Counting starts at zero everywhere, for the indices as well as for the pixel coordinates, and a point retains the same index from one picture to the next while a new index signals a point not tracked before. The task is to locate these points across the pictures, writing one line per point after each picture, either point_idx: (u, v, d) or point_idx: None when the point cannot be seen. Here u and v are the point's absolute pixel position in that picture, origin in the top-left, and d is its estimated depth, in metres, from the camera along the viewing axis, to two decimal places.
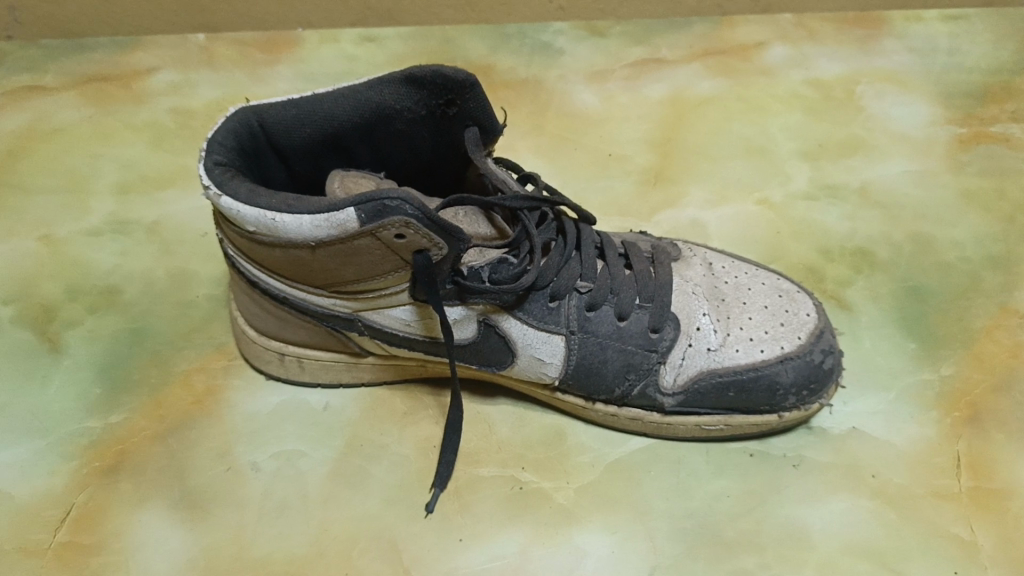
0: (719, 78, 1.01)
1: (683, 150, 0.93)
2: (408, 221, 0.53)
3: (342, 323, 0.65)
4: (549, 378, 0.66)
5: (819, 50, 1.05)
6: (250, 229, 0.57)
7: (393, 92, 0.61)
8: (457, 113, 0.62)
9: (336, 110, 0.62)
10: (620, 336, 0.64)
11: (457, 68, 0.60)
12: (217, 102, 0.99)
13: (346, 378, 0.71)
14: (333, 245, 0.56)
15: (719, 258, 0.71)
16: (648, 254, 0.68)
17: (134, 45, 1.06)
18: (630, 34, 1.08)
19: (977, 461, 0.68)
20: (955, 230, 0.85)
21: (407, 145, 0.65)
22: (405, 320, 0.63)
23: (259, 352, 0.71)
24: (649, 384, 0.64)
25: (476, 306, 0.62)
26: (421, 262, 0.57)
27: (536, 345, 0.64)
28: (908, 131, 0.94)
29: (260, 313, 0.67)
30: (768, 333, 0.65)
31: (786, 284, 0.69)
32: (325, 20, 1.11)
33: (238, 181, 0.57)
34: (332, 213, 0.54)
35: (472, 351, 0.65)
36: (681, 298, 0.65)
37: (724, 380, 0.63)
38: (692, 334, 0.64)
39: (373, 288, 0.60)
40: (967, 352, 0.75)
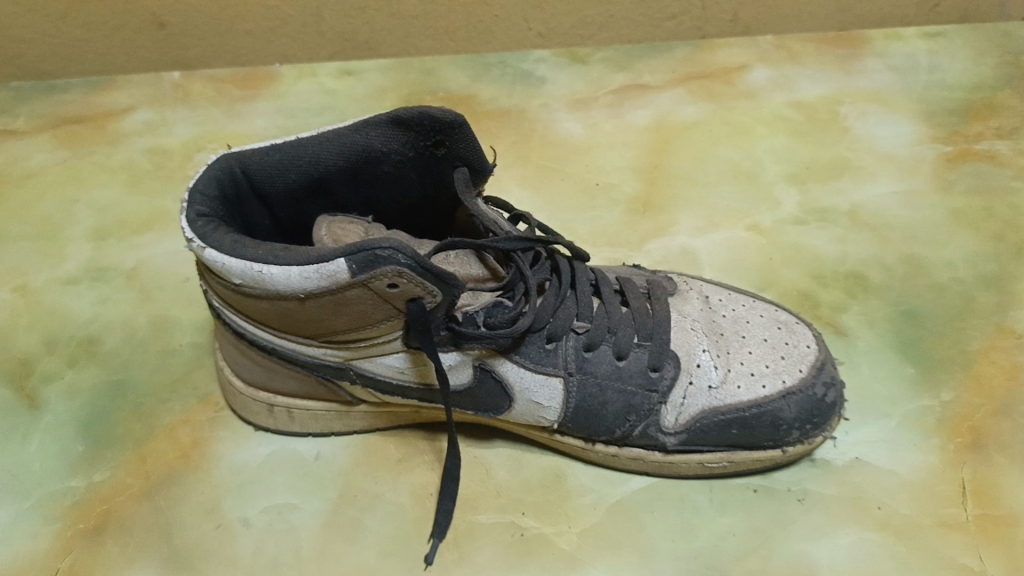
0: (703, 103, 1.00)
1: (671, 177, 0.92)
2: (401, 270, 0.52)
3: (334, 372, 0.63)
4: (548, 421, 0.64)
5: (801, 71, 1.04)
6: (236, 281, 0.55)
7: (379, 135, 0.60)
8: (446, 154, 0.61)
9: (321, 154, 0.60)
10: (619, 376, 0.62)
11: (445, 108, 0.58)
12: (194, 141, 0.97)
13: (337, 427, 0.69)
14: (324, 296, 0.54)
15: (715, 290, 0.70)
16: (644, 290, 0.66)
17: (107, 84, 1.04)
18: (611, 60, 1.07)
19: (982, 487, 0.67)
20: (947, 250, 0.84)
21: (395, 187, 0.63)
22: (399, 367, 0.61)
23: (247, 403, 0.69)
24: (650, 424, 0.63)
25: (472, 351, 0.60)
26: (415, 309, 0.55)
27: (534, 388, 0.62)
28: (894, 151, 0.94)
29: (247, 363, 0.65)
30: (769, 367, 0.64)
31: (784, 316, 0.68)
32: (302, 53, 1.10)
33: (223, 233, 0.55)
34: (322, 264, 0.52)
35: (468, 397, 0.63)
36: (680, 334, 0.64)
37: (727, 417, 0.62)
38: (693, 371, 0.63)
39: (365, 337, 0.58)
40: (966, 375, 0.74)
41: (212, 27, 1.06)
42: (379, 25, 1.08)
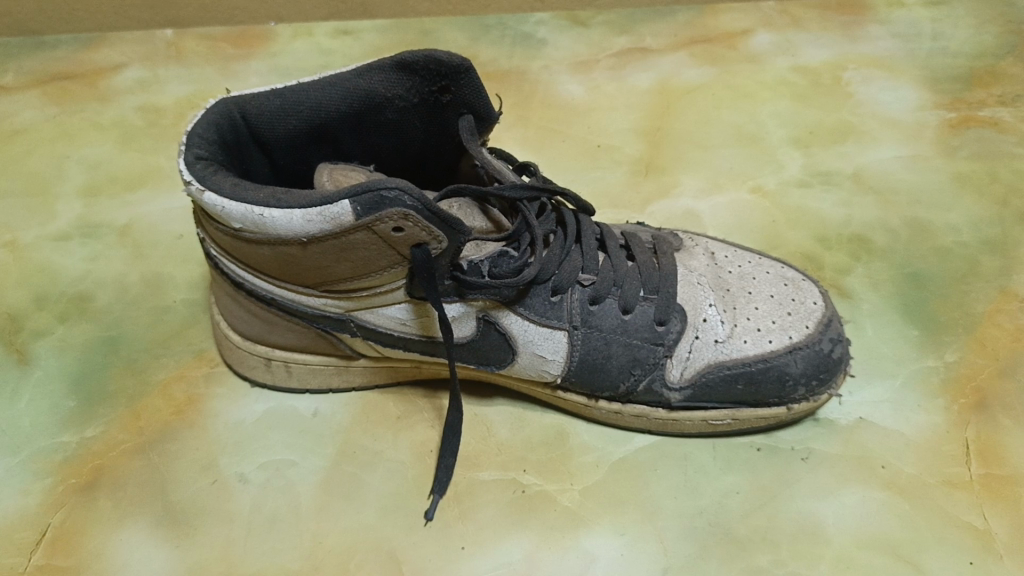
0: (705, 67, 0.99)
1: (673, 139, 0.91)
2: (407, 213, 0.51)
3: (334, 324, 0.61)
4: (552, 376, 0.63)
5: (804, 37, 1.03)
6: (235, 226, 0.54)
7: (383, 79, 0.58)
8: (451, 100, 0.60)
9: (323, 99, 0.58)
10: (625, 330, 0.61)
11: (452, 52, 0.57)
12: (188, 99, 0.95)
13: (336, 383, 0.68)
14: (326, 240, 0.53)
15: (721, 247, 0.69)
16: (649, 245, 0.65)
17: (98, 42, 1.02)
18: (613, 23, 1.06)
19: (987, 448, 0.66)
20: (950, 214, 0.83)
21: (398, 135, 0.62)
22: (401, 318, 0.60)
23: (243, 357, 0.67)
24: (655, 378, 0.62)
25: (476, 302, 0.59)
26: (419, 256, 0.54)
27: (538, 341, 0.61)
28: (897, 116, 0.93)
29: (244, 316, 0.64)
30: (776, 322, 0.63)
31: (791, 273, 0.68)
32: (297, 13, 1.08)
33: (222, 176, 0.54)
34: (325, 206, 0.51)
35: (471, 350, 0.62)
36: (687, 289, 0.63)
37: (734, 372, 0.61)
38: (699, 326, 0.62)
39: (367, 286, 0.57)
40: (971, 338, 0.74)
41: None
42: None
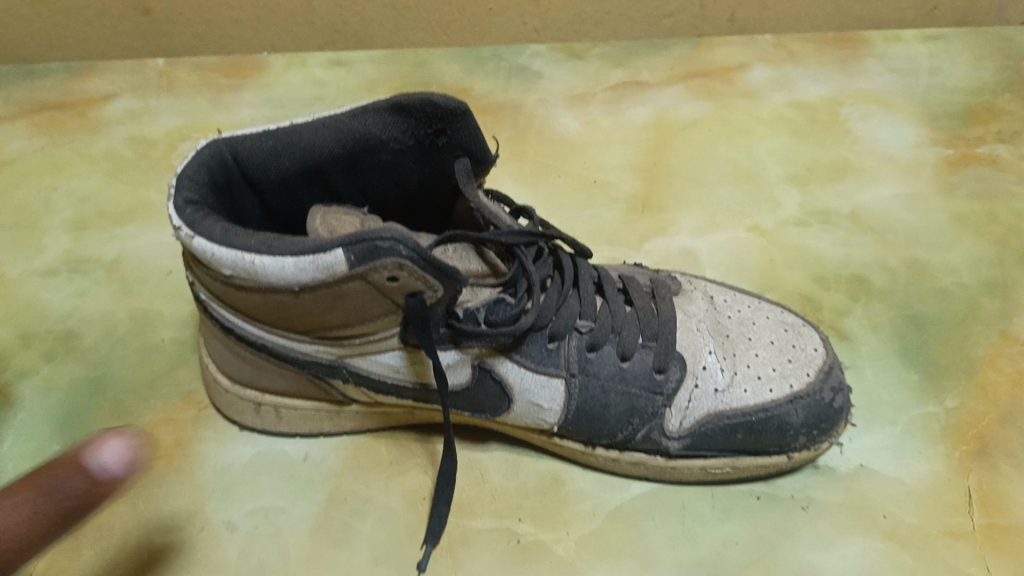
0: (702, 101, 0.98)
1: (670, 176, 0.90)
2: (402, 262, 0.49)
3: (326, 370, 0.60)
4: (548, 424, 0.62)
5: (802, 71, 1.03)
6: (225, 272, 0.52)
7: (378, 121, 0.57)
8: (448, 143, 0.58)
9: (317, 141, 0.57)
10: (623, 378, 0.60)
11: (448, 95, 0.56)
12: (179, 130, 0.93)
13: (327, 427, 0.67)
14: (319, 289, 0.51)
15: (720, 291, 0.68)
16: (648, 289, 0.64)
17: (89, 71, 1.01)
18: (609, 56, 1.05)
19: (988, 496, 0.65)
20: (949, 255, 0.83)
21: (393, 177, 0.61)
22: (394, 365, 0.58)
23: (232, 401, 0.66)
24: (653, 427, 0.60)
25: (471, 349, 0.58)
26: (414, 305, 0.52)
27: (535, 389, 0.60)
28: (895, 153, 0.92)
29: (234, 360, 0.62)
30: (776, 370, 0.62)
31: (791, 318, 0.67)
32: (290, 42, 1.07)
33: (212, 221, 0.52)
34: (318, 254, 0.49)
35: (466, 397, 0.61)
36: (686, 335, 0.62)
37: (733, 422, 0.60)
38: (699, 374, 0.60)
39: (360, 333, 0.56)
40: (971, 383, 0.73)
41: (198, 14, 1.02)
42: (370, 16, 1.05)
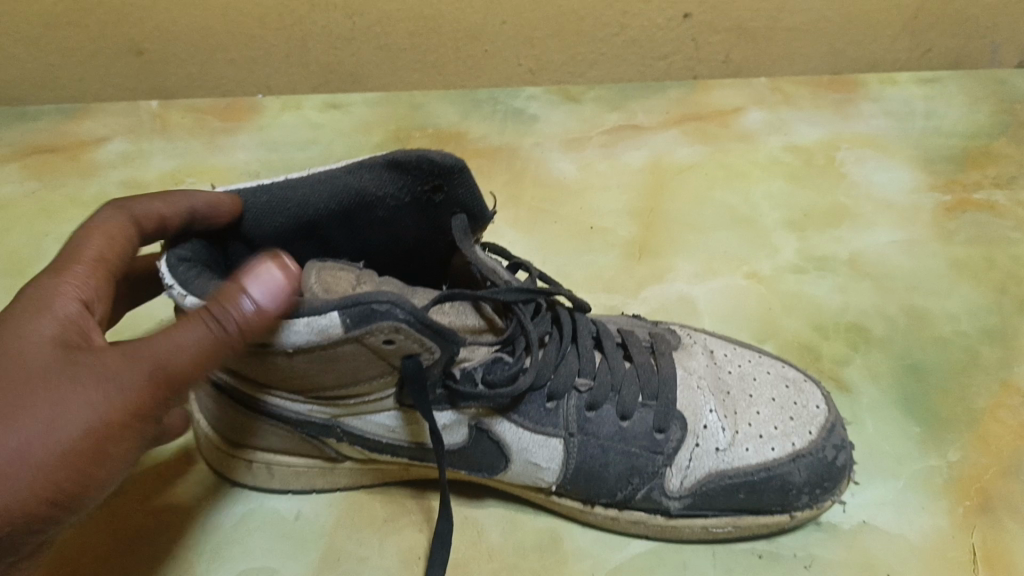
0: (698, 145, 0.98)
1: (667, 221, 0.89)
2: (398, 325, 0.49)
3: (320, 429, 0.59)
4: (546, 482, 0.61)
5: (797, 114, 1.03)
6: None
7: (375, 178, 0.56)
8: (444, 200, 0.58)
9: (311, 197, 0.56)
10: (622, 437, 0.59)
11: (445, 152, 0.55)
12: (171, 174, 0.93)
13: (319, 484, 0.65)
14: (312, 351, 0.50)
15: (721, 345, 0.67)
16: (647, 344, 0.64)
17: (82, 113, 1.00)
18: (605, 99, 1.05)
19: (993, 553, 0.63)
20: (948, 302, 0.82)
21: (390, 232, 0.60)
22: (389, 426, 0.58)
23: (223, 458, 0.64)
24: (654, 487, 0.59)
25: (468, 410, 0.57)
26: (410, 366, 0.52)
27: (533, 448, 0.59)
28: (892, 198, 0.92)
29: (225, 416, 0.61)
30: (778, 428, 0.60)
31: (792, 373, 0.66)
32: (285, 84, 1.06)
33: (205, 279, 0.51)
34: (313, 317, 0.48)
35: (462, 456, 0.60)
36: (686, 393, 0.61)
37: (735, 481, 0.58)
38: (699, 433, 0.59)
39: (354, 393, 0.55)
40: (973, 435, 0.71)
41: (193, 55, 1.02)
42: (365, 58, 1.05)
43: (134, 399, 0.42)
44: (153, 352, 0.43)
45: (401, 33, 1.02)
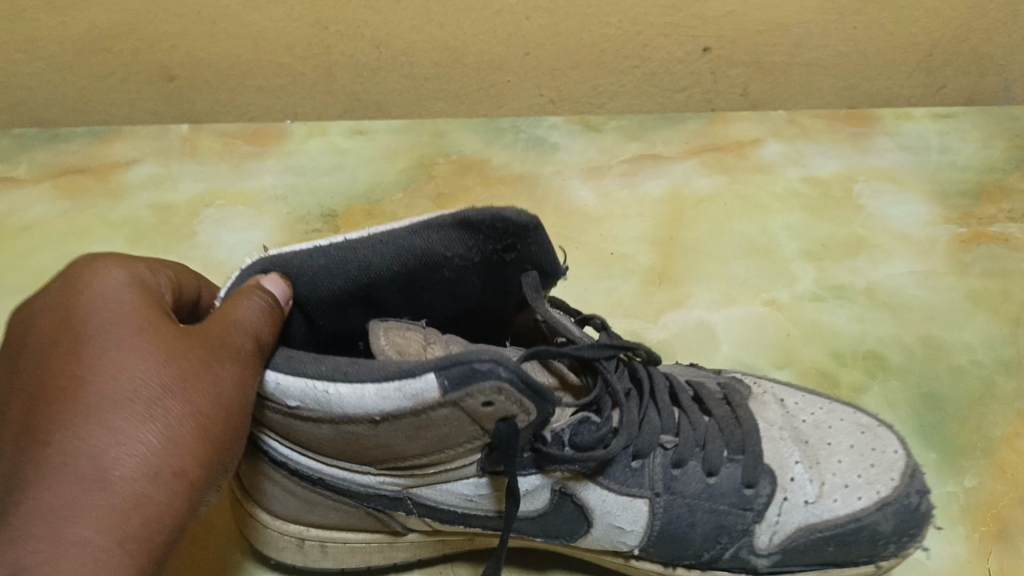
0: (716, 175, 1.00)
1: (685, 249, 0.91)
2: (501, 385, 0.47)
3: (388, 503, 0.57)
4: (627, 546, 0.59)
5: (814, 146, 1.04)
6: (290, 403, 0.50)
7: (442, 238, 0.55)
8: (516, 257, 0.57)
9: (373, 258, 0.55)
10: (710, 494, 0.57)
11: (520, 210, 0.54)
12: (200, 197, 0.95)
13: (376, 560, 0.63)
14: (401, 418, 0.49)
15: (789, 393, 0.66)
16: (720, 396, 0.62)
17: (113, 136, 1.02)
18: (625, 129, 1.07)
19: None
20: (964, 332, 0.83)
21: (453, 291, 0.59)
22: (468, 494, 0.56)
23: (270, 538, 0.60)
24: (742, 545, 0.57)
25: (554, 473, 0.55)
26: (504, 430, 0.50)
27: (616, 511, 0.57)
28: (908, 231, 0.93)
29: (280, 495, 0.58)
30: (861, 476, 0.58)
31: (865, 419, 0.63)
32: (312, 110, 1.08)
33: (278, 353, 0.51)
34: (405, 380, 0.47)
35: (541, 522, 0.58)
36: (770, 445, 0.59)
37: (825, 535, 0.56)
38: (787, 486, 0.57)
39: (436, 461, 0.53)
40: (990, 464, 0.72)
41: (222, 81, 1.04)
42: (390, 87, 1.07)
43: (252, 387, 0.49)
44: (255, 342, 0.49)
45: (426, 63, 1.04)
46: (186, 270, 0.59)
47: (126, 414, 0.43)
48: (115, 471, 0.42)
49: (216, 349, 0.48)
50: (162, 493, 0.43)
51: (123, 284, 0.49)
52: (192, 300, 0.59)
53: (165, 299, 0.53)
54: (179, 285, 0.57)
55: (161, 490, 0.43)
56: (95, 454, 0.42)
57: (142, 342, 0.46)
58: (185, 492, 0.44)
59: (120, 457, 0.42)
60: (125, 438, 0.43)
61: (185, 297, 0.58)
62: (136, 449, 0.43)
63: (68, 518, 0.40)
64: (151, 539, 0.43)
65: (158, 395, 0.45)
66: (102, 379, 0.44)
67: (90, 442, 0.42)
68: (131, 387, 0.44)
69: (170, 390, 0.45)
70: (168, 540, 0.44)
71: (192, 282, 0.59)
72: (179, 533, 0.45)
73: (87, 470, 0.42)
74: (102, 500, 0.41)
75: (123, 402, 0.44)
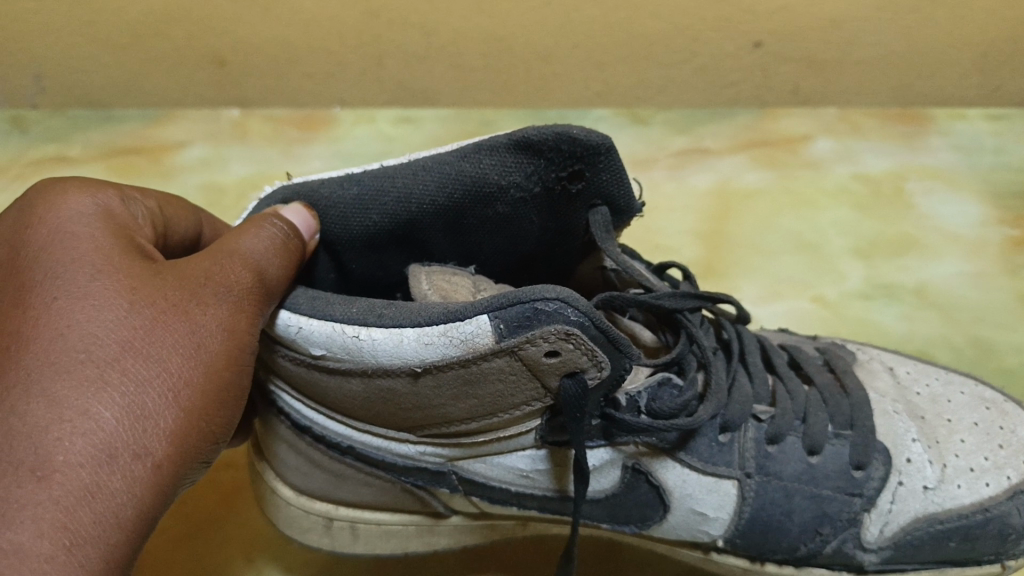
0: (764, 170, 0.99)
1: (733, 244, 0.90)
2: (568, 329, 0.43)
3: (430, 478, 0.53)
4: (709, 537, 0.55)
5: (863, 144, 1.03)
6: (315, 352, 0.47)
7: (496, 163, 0.52)
8: (583, 189, 0.54)
9: (413, 188, 0.53)
10: (812, 476, 0.53)
11: (589, 130, 0.51)
12: (249, 179, 0.95)
13: (413, 546, 0.59)
14: (451, 369, 0.44)
15: (900, 361, 0.64)
16: (822, 362, 0.61)
17: (165, 119, 1.04)
18: (673, 123, 1.06)
19: None
20: (1016, 335, 0.81)
21: (510, 230, 0.56)
22: (521, 469, 0.52)
23: (295, 518, 0.57)
24: (847, 538, 0.54)
25: (626, 447, 0.52)
26: (571, 389, 0.45)
27: (700, 494, 0.53)
28: (959, 231, 0.92)
29: (303, 469, 0.55)
30: (989, 459, 0.55)
31: (990, 392, 0.61)
32: (360, 97, 1.09)
33: (301, 295, 0.49)
34: (452, 323, 0.43)
35: (609, 506, 0.54)
36: (883, 420, 0.56)
37: (947, 527, 0.53)
38: (903, 470, 0.54)
39: (486, 427, 0.48)
40: None
41: (273, 68, 1.05)
42: (438, 77, 1.07)
43: (246, 335, 0.46)
44: (241, 291, 0.46)
45: (475, 53, 1.05)
46: (178, 202, 0.57)
47: (74, 389, 0.40)
48: (58, 457, 0.39)
49: (186, 307, 0.44)
50: (118, 478, 0.40)
51: (87, 219, 0.46)
52: (183, 236, 0.57)
53: (142, 228, 0.50)
54: (164, 220, 0.54)
55: (116, 476, 0.40)
56: (37, 436, 0.39)
57: (96, 304, 0.42)
58: (150, 474, 0.41)
59: (65, 439, 0.39)
60: (70, 417, 0.39)
61: (174, 236, 0.55)
62: (84, 428, 0.39)
63: (6, 512, 0.37)
64: (107, 521, 0.39)
65: (119, 352, 0.42)
66: (48, 345, 0.41)
67: (33, 417, 0.39)
68: (80, 355, 0.41)
69: (125, 359, 0.41)
70: (132, 530, 0.40)
71: (183, 218, 0.57)
72: (148, 519, 0.41)
73: (27, 456, 0.38)
74: (42, 490, 0.38)
75: (70, 373, 0.40)
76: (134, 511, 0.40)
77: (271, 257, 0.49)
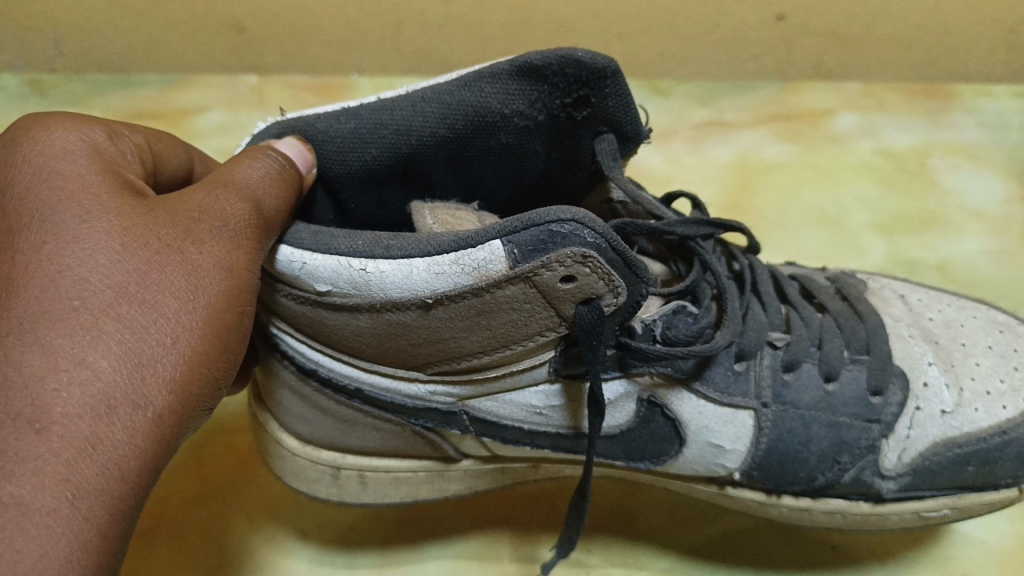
0: (787, 143, 0.98)
1: (753, 217, 0.89)
2: (585, 251, 0.42)
3: (440, 419, 0.53)
4: (725, 471, 0.54)
5: (888, 119, 1.02)
6: (321, 289, 0.46)
7: (499, 90, 0.52)
8: (589, 116, 0.54)
9: (412, 120, 0.53)
10: (829, 403, 0.53)
11: (595, 53, 0.51)
12: None
13: (424, 493, 0.59)
14: (466, 299, 0.44)
15: (909, 287, 0.63)
16: (834, 289, 0.60)
17: (183, 85, 1.03)
18: (693, 95, 1.05)
19: None
20: None
21: (514, 162, 0.57)
22: (535, 407, 0.51)
23: (301, 467, 0.57)
24: (866, 466, 0.53)
25: (641, 379, 0.51)
26: (586, 316, 0.45)
27: (716, 427, 0.52)
28: (984, 208, 0.90)
29: (311, 415, 0.54)
30: (1005, 382, 0.55)
31: (1002, 316, 0.60)
32: (379, 66, 1.08)
33: (302, 230, 0.48)
34: (464, 251, 0.43)
35: (624, 442, 0.54)
36: (900, 345, 0.56)
37: (965, 451, 0.53)
38: (922, 395, 0.54)
39: (499, 361, 0.48)
40: None
41: (293, 35, 1.05)
42: (457, 47, 1.06)
43: (247, 272, 0.46)
44: (238, 225, 0.46)
45: (495, 23, 1.04)
46: (166, 139, 0.56)
47: (69, 338, 0.40)
48: (56, 408, 0.39)
49: (181, 245, 0.44)
50: (118, 429, 0.40)
51: (76, 159, 0.46)
52: (173, 173, 0.56)
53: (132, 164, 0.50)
54: (154, 158, 0.54)
55: (115, 425, 0.40)
56: (34, 386, 0.39)
57: (87, 247, 0.42)
58: (151, 422, 0.41)
59: (61, 390, 0.39)
60: (67, 366, 0.39)
61: (164, 173, 0.55)
62: (81, 377, 0.39)
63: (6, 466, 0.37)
64: (110, 468, 0.39)
65: (113, 296, 0.41)
66: (42, 294, 0.41)
67: (28, 368, 0.39)
68: (75, 302, 0.41)
69: (121, 304, 0.41)
70: (136, 478, 0.40)
71: (172, 152, 0.56)
72: (151, 467, 0.41)
73: (24, 408, 0.38)
74: (41, 441, 0.38)
75: (63, 322, 0.40)
76: (139, 459, 0.40)
77: (268, 190, 0.48)
